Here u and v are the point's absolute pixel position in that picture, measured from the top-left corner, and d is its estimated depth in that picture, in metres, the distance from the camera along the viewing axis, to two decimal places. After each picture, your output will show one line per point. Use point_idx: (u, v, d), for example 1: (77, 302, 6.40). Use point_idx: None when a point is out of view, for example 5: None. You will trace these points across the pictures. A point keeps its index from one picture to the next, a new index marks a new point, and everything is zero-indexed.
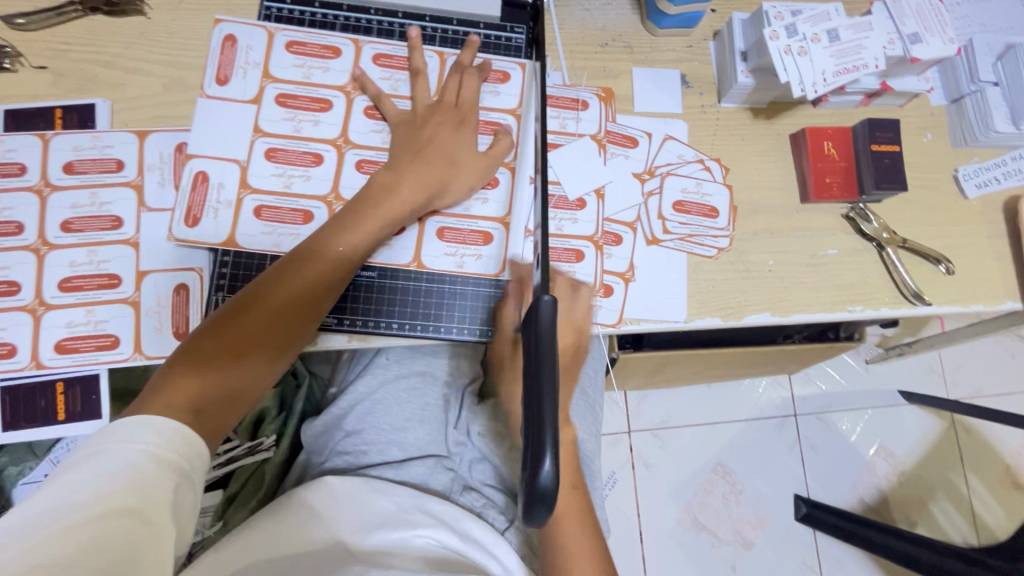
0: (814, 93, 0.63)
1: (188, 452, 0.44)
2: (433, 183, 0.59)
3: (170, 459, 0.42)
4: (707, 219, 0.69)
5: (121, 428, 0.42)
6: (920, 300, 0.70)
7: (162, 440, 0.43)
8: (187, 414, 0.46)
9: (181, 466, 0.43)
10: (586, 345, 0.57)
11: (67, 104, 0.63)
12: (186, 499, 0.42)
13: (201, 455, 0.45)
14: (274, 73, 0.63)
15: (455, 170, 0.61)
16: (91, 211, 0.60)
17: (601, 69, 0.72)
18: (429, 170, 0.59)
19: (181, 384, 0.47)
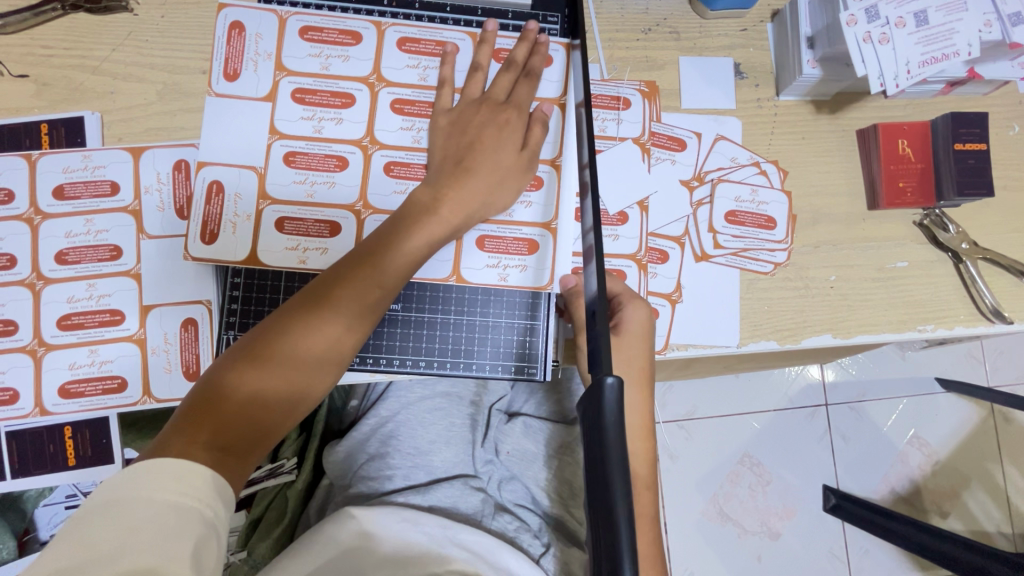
0: (894, 88, 0.55)
1: (208, 498, 0.39)
2: (477, 198, 0.52)
3: (191, 506, 0.38)
4: (763, 231, 0.62)
5: (142, 471, 0.39)
6: (1000, 317, 0.62)
7: (179, 486, 0.39)
8: (206, 452, 0.42)
9: (200, 513, 0.39)
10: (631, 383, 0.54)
11: (52, 118, 0.57)
12: (210, 549, 0.38)
13: (224, 502, 0.41)
14: (288, 65, 0.56)
15: (500, 181, 0.53)
16: (88, 240, 0.54)
17: (644, 59, 0.63)
18: (473, 183, 0.52)
19: (200, 425, 0.43)
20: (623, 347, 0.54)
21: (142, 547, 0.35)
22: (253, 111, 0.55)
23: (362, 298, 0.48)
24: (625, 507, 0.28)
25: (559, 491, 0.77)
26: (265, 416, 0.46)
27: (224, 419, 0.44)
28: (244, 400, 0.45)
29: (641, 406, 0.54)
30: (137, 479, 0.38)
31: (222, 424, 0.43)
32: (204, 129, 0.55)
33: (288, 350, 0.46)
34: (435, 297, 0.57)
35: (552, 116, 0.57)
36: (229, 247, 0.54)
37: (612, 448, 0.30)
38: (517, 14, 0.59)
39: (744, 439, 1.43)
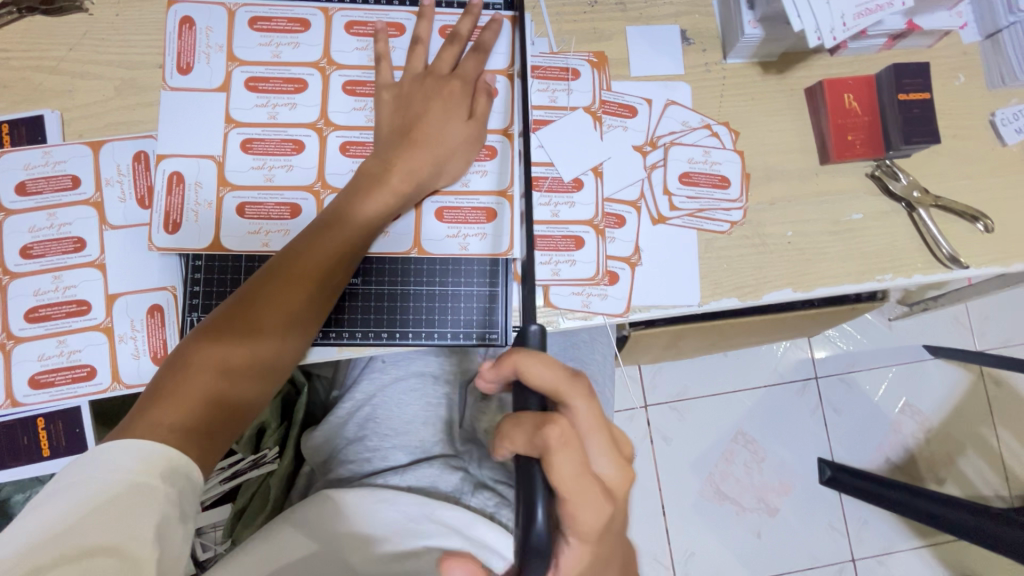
0: (831, 41, 0.56)
1: (172, 478, 0.40)
2: (425, 165, 0.54)
3: (155, 488, 0.39)
4: (718, 190, 0.63)
5: (107, 452, 0.39)
6: (957, 263, 0.63)
7: (143, 464, 0.39)
8: (172, 434, 0.42)
9: (163, 493, 0.39)
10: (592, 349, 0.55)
11: (13, 118, 0.58)
12: (175, 529, 0.39)
13: (189, 481, 0.41)
14: (240, 55, 0.57)
15: (447, 149, 0.55)
16: (51, 234, 0.55)
17: (592, 30, 0.65)
18: (420, 149, 0.54)
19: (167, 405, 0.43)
20: None
21: (104, 526, 0.36)
22: (205, 101, 0.57)
23: (319, 269, 0.51)
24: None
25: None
26: (232, 393, 0.46)
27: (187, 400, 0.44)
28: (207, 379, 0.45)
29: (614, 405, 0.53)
30: (94, 468, 0.38)
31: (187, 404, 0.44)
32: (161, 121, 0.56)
33: (250, 326, 0.48)
34: (395, 270, 0.58)
35: (498, 86, 0.59)
36: (191, 233, 0.55)
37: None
38: None
39: (736, 416, 1.44)
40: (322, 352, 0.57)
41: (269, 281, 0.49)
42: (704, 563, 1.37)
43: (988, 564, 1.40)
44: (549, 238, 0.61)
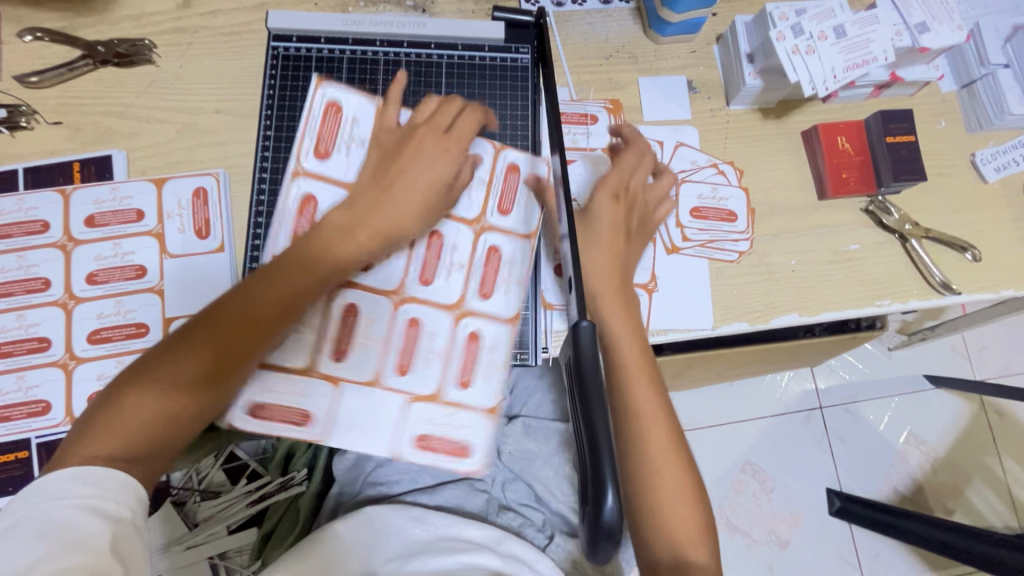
0: (824, 91, 0.63)
1: (124, 498, 0.43)
2: (393, 222, 0.57)
3: (109, 511, 0.42)
4: (726, 224, 0.69)
5: (57, 483, 0.42)
6: (949, 289, 0.69)
7: (96, 490, 0.42)
8: (111, 464, 0.45)
9: (120, 514, 0.43)
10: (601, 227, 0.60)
11: (84, 157, 0.64)
12: (133, 542, 0.42)
13: (139, 497, 0.45)
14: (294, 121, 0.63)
15: (420, 210, 0.58)
16: (115, 262, 0.60)
17: (607, 80, 0.72)
18: (392, 211, 0.57)
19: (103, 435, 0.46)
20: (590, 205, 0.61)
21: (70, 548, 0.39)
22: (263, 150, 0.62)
23: (268, 316, 0.52)
24: (604, 437, 0.31)
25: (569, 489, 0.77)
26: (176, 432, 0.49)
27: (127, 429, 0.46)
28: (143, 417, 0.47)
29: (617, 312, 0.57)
30: (41, 503, 0.40)
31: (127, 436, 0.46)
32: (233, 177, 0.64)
33: (177, 370, 0.48)
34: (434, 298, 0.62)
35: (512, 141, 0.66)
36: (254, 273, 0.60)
37: (590, 386, 0.33)
38: (492, 48, 0.67)
39: (744, 445, 1.46)
40: (425, 348, 0.61)
41: (211, 327, 0.50)
42: None
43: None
44: None
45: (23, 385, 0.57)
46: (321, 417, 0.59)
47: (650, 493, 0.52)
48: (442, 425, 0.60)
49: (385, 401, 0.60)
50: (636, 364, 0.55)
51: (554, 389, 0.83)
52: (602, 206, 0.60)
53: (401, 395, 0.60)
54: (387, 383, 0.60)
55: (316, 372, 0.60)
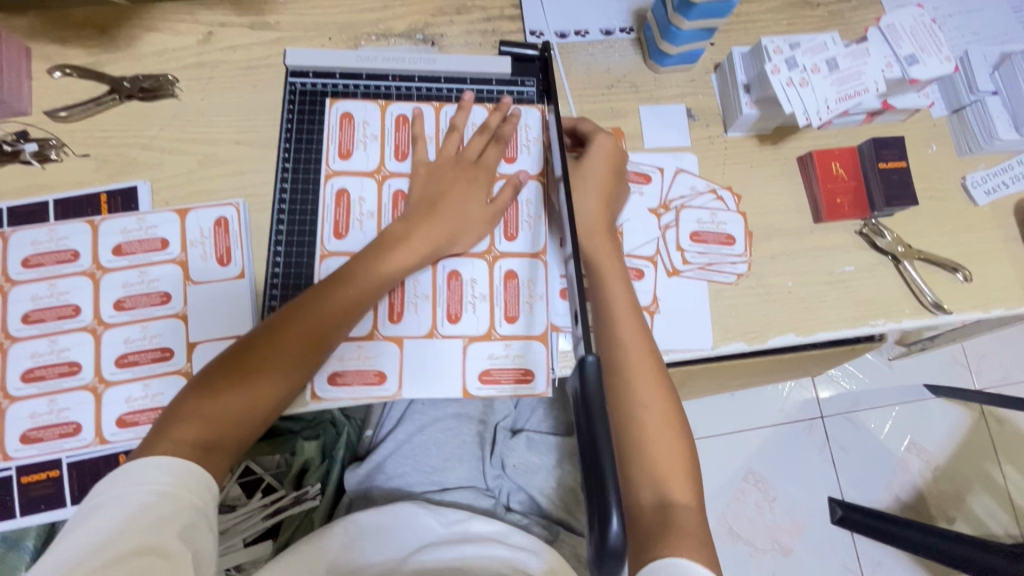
0: (818, 121, 0.66)
1: (200, 491, 0.48)
2: (441, 234, 0.62)
3: (180, 497, 0.47)
4: (724, 247, 0.71)
5: (140, 468, 0.47)
6: (940, 309, 0.71)
7: (173, 478, 0.47)
8: (194, 449, 0.50)
9: (190, 501, 0.47)
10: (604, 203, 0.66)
11: (110, 188, 0.67)
12: (197, 531, 0.46)
13: (211, 492, 0.49)
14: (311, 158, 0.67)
15: (463, 223, 0.63)
16: (141, 288, 0.63)
17: (609, 109, 0.75)
18: (441, 221, 0.63)
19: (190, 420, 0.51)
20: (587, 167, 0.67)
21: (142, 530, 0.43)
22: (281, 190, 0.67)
23: (331, 322, 0.58)
24: (608, 458, 0.34)
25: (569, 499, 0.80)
26: (240, 428, 0.53)
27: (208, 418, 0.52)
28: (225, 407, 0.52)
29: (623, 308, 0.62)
30: (122, 486, 0.46)
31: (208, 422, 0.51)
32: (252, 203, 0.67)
33: (257, 365, 0.54)
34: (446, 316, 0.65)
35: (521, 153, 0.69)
36: (277, 293, 0.64)
37: (593, 411, 0.36)
38: (499, 81, 0.70)
39: (745, 455, 1.48)
40: (468, 298, 0.65)
41: (287, 328, 0.56)
42: None
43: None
44: None
45: (54, 407, 0.60)
46: (394, 374, 0.63)
47: (651, 466, 0.56)
48: (504, 357, 0.64)
49: (447, 349, 0.64)
50: (638, 346, 0.60)
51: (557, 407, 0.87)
52: (586, 203, 0.66)
53: (459, 339, 0.64)
54: (441, 333, 0.64)
55: (379, 335, 0.64)
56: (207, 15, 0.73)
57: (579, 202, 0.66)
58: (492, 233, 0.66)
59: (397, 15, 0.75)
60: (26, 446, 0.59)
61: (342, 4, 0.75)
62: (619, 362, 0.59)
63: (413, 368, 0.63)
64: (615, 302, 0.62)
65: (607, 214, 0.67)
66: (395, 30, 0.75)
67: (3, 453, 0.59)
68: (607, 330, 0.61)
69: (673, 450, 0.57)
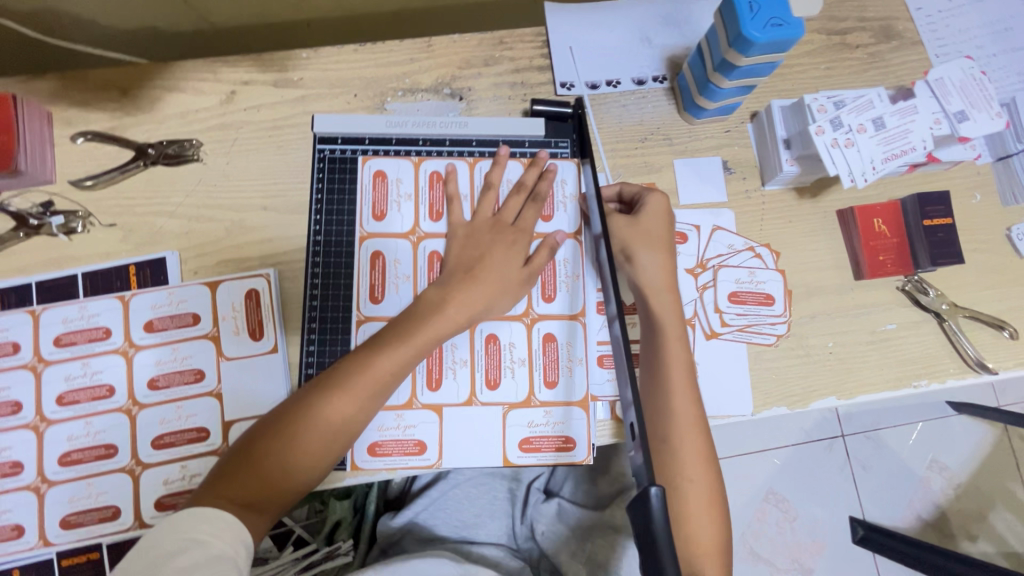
0: (862, 183, 0.64)
1: (231, 539, 0.49)
2: (478, 302, 0.59)
3: (199, 536, 0.48)
4: (764, 307, 0.70)
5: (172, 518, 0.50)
6: (985, 368, 0.70)
7: (196, 522, 0.49)
8: (231, 505, 0.50)
9: (208, 539, 0.48)
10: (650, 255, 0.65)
11: (139, 260, 0.66)
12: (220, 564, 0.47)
13: (244, 542, 0.49)
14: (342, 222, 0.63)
15: (503, 288, 0.60)
16: (175, 366, 0.62)
17: (643, 164, 0.73)
18: (479, 288, 0.59)
19: (232, 480, 0.51)
20: (643, 223, 0.65)
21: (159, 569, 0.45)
22: (313, 253, 0.63)
23: (376, 383, 0.55)
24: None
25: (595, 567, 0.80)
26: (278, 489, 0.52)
27: (248, 481, 0.51)
28: (265, 470, 0.52)
29: (680, 366, 0.62)
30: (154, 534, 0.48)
31: (248, 484, 0.51)
32: (284, 274, 0.67)
33: (299, 429, 0.52)
34: (488, 386, 0.60)
35: (559, 209, 0.65)
36: (312, 366, 0.61)
37: (659, 542, 0.36)
38: (532, 143, 0.67)
39: (766, 475, 1.47)
40: (508, 361, 0.61)
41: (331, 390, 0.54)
42: None
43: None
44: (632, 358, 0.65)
45: (93, 491, 0.60)
46: (434, 444, 0.59)
47: (684, 541, 0.57)
48: (544, 425, 0.60)
49: (486, 418, 0.60)
50: (688, 414, 0.60)
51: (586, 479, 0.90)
52: (654, 259, 0.65)
53: (498, 406, 0.60)
54: (481, 400, 0.60)
55: (417, 403, 0.60)
56: (229, 73, 0.72)
57: (649, 257, 0.64)
58: (529, 294, 0.62)
59: (424, 69, 0.72)
60: (66, 531, 0.59)
61: (367, 57, 0.73)
62: (667, 427, 0.60)
63: (453, 438, 0.59)
64: (672, 364, 0.62)
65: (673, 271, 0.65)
66: (422, 84, 0.72)
67: (43, 539, 0.59)
68: (660, 395, 0.61)
69: (706, 526, 0.58)
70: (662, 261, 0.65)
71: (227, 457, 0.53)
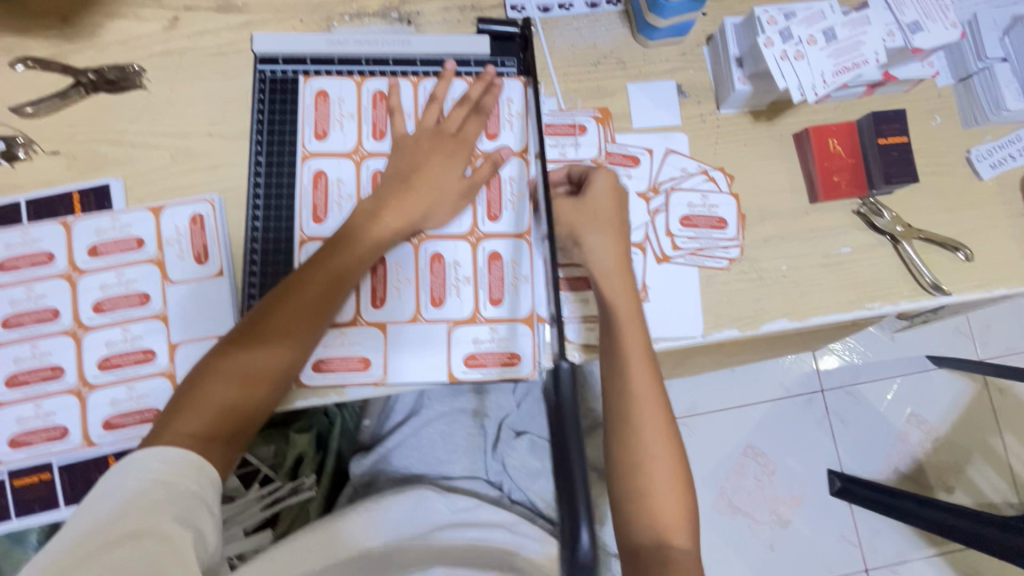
0: (813, 96, 0.63)
1: (194, 475, 0.48)
2: (416, 209, 0.59)
3: (178, 483, 0.47)
4: (716, 231, 0.69)
5: (139, 460, 0.48)
6: (940, 290, 0.69)
7: (169, 466, 0.48)
8: (193, 441, 0.50)
9: (186, 487, 0.47)
10: (603, 237, 0.63)
11: (83, 186, 0.65)
12: (199, 515, 0.47)
13: (209, 477, 0.49)
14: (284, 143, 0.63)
15: (440, 197, 0.60)
16: (120, 290, 0.62)
17: (595, 88, 0.71)
18: (415, 195, 0.59)
19: (187, 415, 0.51)
20: (589, 203, 0.64)
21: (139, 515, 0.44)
22: (256, 177, 0.63)
23: (319, 302, 0.55)
24: (582, 477, 0.33)
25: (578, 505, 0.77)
26: (237, 417, 0.53)
27: (203, 413, 0.51)
28: (219, 399, 0.52)
29: (635, 342, 0.59)
30: (121, 476, 0.47)
31: (204, 418, 0.51)
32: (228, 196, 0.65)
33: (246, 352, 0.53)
34: (434, 305, 0.61)
35: (503, 126, 0.64)
36: (255, 281, 0.62)
37: (568, 428, 0.35)
38: (478, 62, 0.66)
39: (744, 429, 1.47)
40: (452, 279, 0.61)
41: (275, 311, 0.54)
42: None
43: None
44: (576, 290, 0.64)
45: (41, 411, 0.60)
46: (379, 360, 0.60)
47: (650, 519, 0.55)
48: (490, 341, 0.60)
49: (432, 334, 0.60)
50: (646, 387, 0.58)
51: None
52: (602, 241, 0.63)
53: (443, 323, 0.61)
54: (427, 317, 0.61)
55: (362, 321, 0.60)
56: None
57: (596, 239, 0.63)
58: (475, 211, 0.62)
59: None
60: (16, 451, 0.60)
61: None
62: (625, 408, 0.58)
63: (400, 356, 0.60)
64: (626, 346, 0.59)
65: (624, 250, 0.63)
66: (369, 8, 0.71)
67: None
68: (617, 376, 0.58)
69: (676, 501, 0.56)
70: (611, 242, 0.63)
71: (178, 396, 0.53)
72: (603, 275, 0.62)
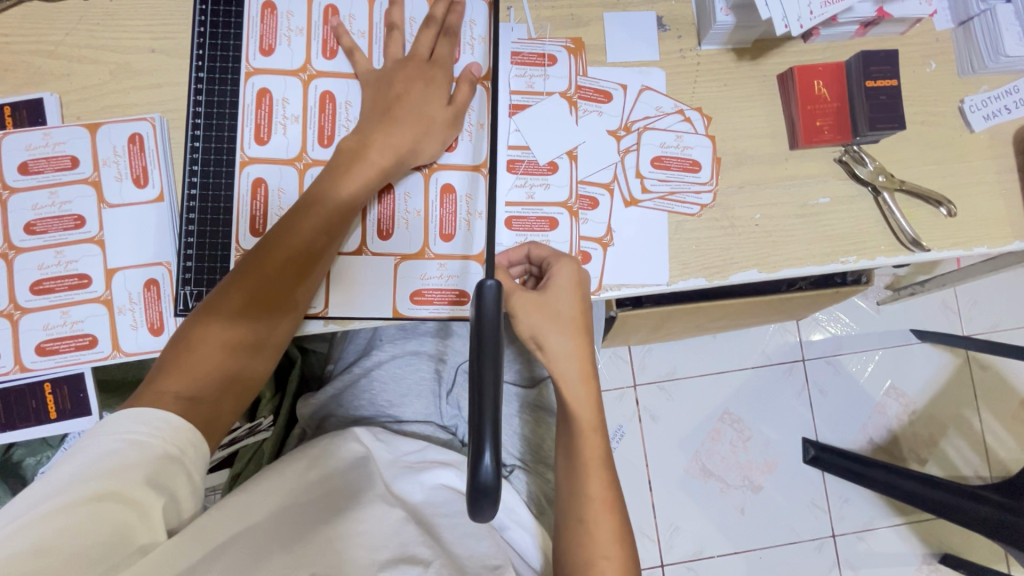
0: (798, 28, 0.58)
1: (173, 438, 0.44)
2: (402, 145, 0.56)
3: (155, 447, 0.43)
4: (689, 174, 0.65)
5: (114, 420, 0.44)
6: (918, 246, 0.66)
7: (146, 427, 0.44)
8: (176, 401, 0.47)
9: (164, 449, 0.44)
10: (565, 283, 0.58)
11: (14, 100, 0.61)
12: (178, 480, 0.44)
13: (192, 441, 0.46)
14: (226, 58, 0.59)
15: (424, 132, 0.57)
16: (53, 211, 0.59)
17: (569, 17, 0.66)
18: (400, 133, 0.56)
19: (172, 374, 0.48)
20: (551, 299, 0.58)
21: (105, 477, 0.40)
22: (196, 92, 0.59)
23: (309, 251, 0.53)
24: (491, 406, 0.31)
25: (530, 450, 0.76)
26: (226, 371, 0.50)
27: (190, 372, 0.48)
28: (205, 356, 0.49)
29: (588, 401, 0.59)
30: (94, 438, 0.43)
31: (192, 376, 0.48)
32: (169, 117, 0.61)
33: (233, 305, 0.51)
34: (381, 234, 0.59)
35: (462, 51, 0.61)
36: (195, 204, 0.58)
37: (485, 355, 0.32)
38: None
39: (723, 395, 1.38)
40: (401, 211, 0.59)
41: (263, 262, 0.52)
42: (690, 538, 1.32)
43: (971, 547, 1.34)
44: (540, 243, 0.61)
45: None
46: (322, 291, 0.58)
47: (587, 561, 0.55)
48: (438, 278, 0.59)
49: (378, 268, 0.58)
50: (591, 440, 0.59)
51: (519, 358, 0.80)
52: (565, 343, 0.59)
53: (390, 257, 0.59)
54: (372, 250, 0.59)
55: None
56: None
57: (559, 341, 0.58)
58: None
59: None
60: None
61: None
62: (574, 457, 0.59)
63: (345, 289, 0.58)
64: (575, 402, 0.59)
65: (589, 353, 0.60)
66: None
67: None
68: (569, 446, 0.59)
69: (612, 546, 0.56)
70: (576, 342, 0.59)
71: (158, 358, 0.50)
72: (558, 330, 0.58)
